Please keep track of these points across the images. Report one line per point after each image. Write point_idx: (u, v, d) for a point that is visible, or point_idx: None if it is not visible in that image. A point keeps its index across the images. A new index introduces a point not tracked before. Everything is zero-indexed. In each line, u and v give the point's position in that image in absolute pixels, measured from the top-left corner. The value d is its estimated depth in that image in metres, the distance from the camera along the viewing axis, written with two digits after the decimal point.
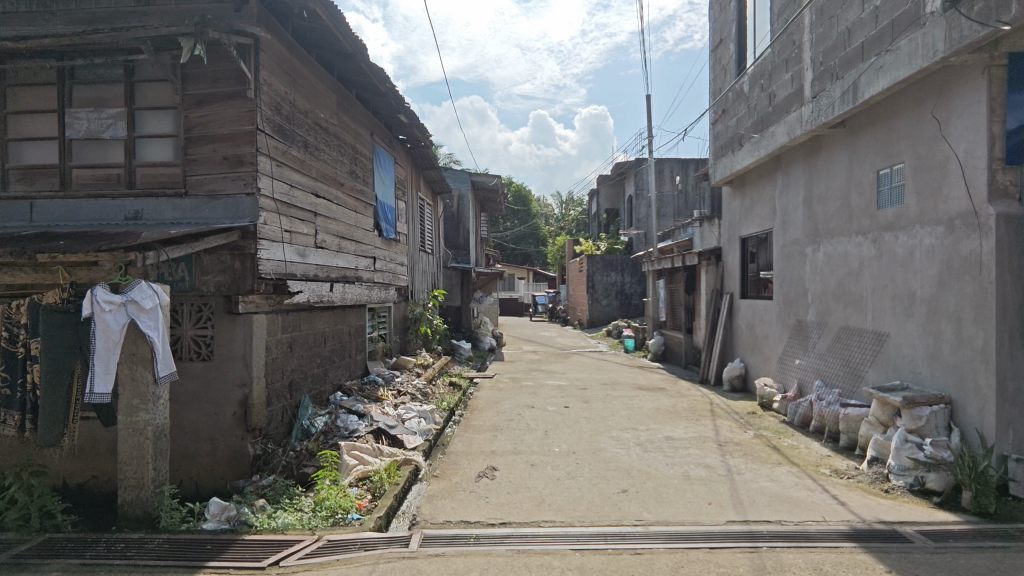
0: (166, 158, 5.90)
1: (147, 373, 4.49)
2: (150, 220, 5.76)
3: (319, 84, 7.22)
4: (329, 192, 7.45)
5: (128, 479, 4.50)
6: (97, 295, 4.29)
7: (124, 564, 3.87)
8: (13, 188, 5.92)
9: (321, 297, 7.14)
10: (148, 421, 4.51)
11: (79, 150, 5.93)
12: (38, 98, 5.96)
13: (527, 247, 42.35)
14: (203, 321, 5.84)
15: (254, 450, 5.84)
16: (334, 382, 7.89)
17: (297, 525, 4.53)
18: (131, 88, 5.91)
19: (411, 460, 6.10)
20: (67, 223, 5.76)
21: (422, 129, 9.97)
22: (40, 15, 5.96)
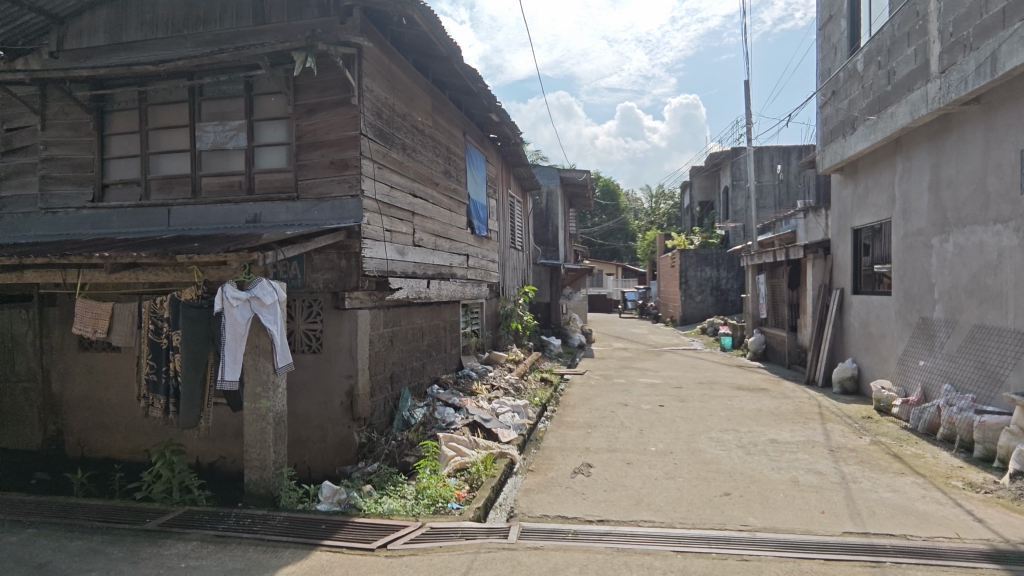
0: (280, 164, 6.35)
1: (268, 364, 4.87)
2: (268, 223, 6.22)
3: (416, 87, 7.48)
4: (425, 191, 7.72)
5: (253, 460, 4.91)
6: (227, 292, 4.70)
7: (251, 538, 4.23)
8: (153, 196, 6.62)
9: (420, 293, 7.42)
10: (269, 408, 4.88)
11: (208, 160, 6.53)
12: (173, 114, 6.63)
13: (616, 242, 41.75)
14: (314, 316, 6.25)
15: (359, 438, 6.19)
16: (431, 375, 8.19)
17: (401, 511, 4.75)
18: (250, 101, 6.42)
19: (506, 453, 6.21)
20: (197, 227, 6.34)
21: (513, 127, 10.07)
22: (174, 40, 6.60)
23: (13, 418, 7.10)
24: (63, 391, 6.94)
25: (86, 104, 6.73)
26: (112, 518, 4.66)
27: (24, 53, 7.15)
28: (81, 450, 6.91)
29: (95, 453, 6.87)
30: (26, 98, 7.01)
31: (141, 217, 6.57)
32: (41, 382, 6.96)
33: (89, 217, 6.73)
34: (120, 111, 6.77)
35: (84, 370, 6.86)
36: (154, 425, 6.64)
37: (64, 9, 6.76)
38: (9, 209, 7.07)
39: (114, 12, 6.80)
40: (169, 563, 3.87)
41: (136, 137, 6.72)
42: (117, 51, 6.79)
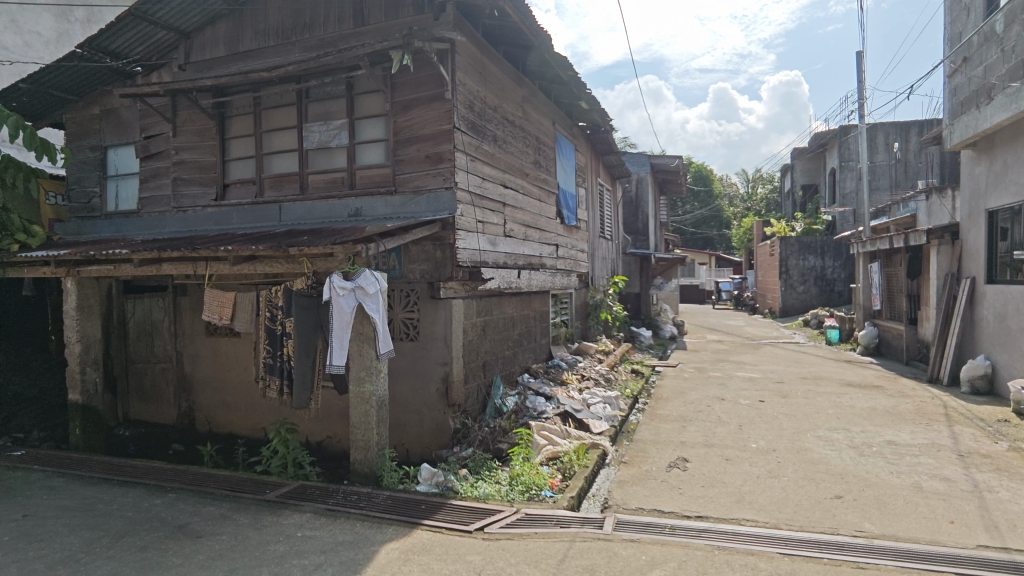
0: (379, 160, 6.63)
1: (371, 350, 5.12)
2: (368, 217, 6.50)
3: (506, 79, 7.54)
4: (516, 182, 7.78)
5: (358, 441, 5.19)
6: (334, 282, 4.99)
7: (359, 513, 4.49)
8: (267, 193, 7.13)
9: (510, 283, 7.51)
10: (372, 392, 5.13)
11: (314, 159, 6.94)
12: (283, 116, 7.10)
13: (708, 231, 40.15)
14: (410, 306, 6.50)
15: (454, 424, 6.38)
16: (522, 364, 8.28)
17: (496, 496, 4.86)
18: (351, 101, 6.74)
19: (598, 445, 6.19)
20: (306, 222, 6.77)
21: (603, 114, 9.90)
22: (283, 47, 7.05)
23: (154, 395, 7.99)
24: (193, 372, 7.69)
25: (209, 112, 7.37)
26: (237, 488, 5.11)
27: (158, 67, 7.94)
28: (208, 425, 7.64)
29: (220, 428, 7.57)
30: (160, 108, 7.78)
31: (256, 213, 7.10)
32: (175, 363, 7.76)
33: (213, 215, 7.37)
34: (238, 116, 7.35)
35: (210, 354, 7.57)
36: (270, 405, 7.20)
37: (190, 25, 7.42)
38: (149, 209, 7.91)
39: (232, 24, 7.38)
40: (287, 532, 4.19)
41: (252, 139, 7.27)
42: (234, 60, 7.36)
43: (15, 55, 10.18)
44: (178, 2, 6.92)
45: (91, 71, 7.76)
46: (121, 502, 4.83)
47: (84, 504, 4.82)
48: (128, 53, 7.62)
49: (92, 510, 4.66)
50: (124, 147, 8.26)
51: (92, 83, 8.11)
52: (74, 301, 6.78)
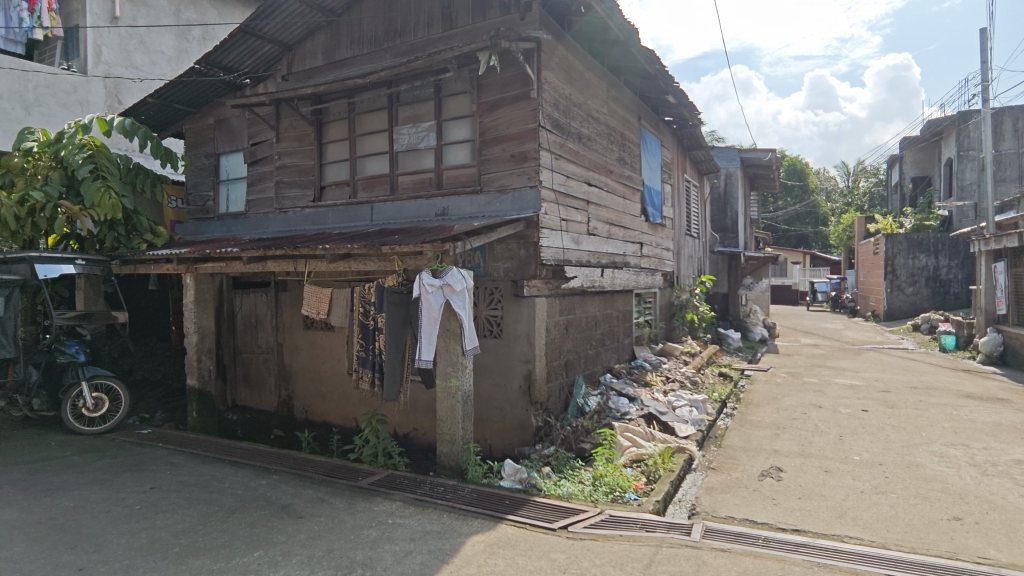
0: (465, 160, 6.77)
1: (457, 346, 5.25)
2: (454, 216, 6.65)
3: (591, 75, 7.48)
4: (600, 179, 7.69)
5: (444, 434, 5.34)
6: (424, 279, 5.15)
7: (445, 504, 4.62)
8: (360, 194, 7.48)
9: (594, 282, 7.45)
10: (458, 387, 5.26)
11: (404, 161, 7.20)
12: (376, 120, 7.42)
13: (803, 227, 37.94)
14: (494, 303, 6.59)
15: (536, 421, 6.41)
16: (604, 364, 8.19)
17: (580, 496, 4.83)
18: (439, 103, 6.93)
19: (685, 449, 6.00)
20: (395, 222, 7.04)
21: (690, 108, 9.58)
22: (376, 53, 7.36)
23: (257, 383, 8.61)
24: (292, 362, 8.21)
25: (309, 118, 7.83)
26: (332, 474, 5.41)
27: (264, 78, 8.53)
28: (305, 413, 8.13)
29: (316, 416, 8.04)
30: (266, 116, 8.36)
31: (350, 213, 7.46)
32: (277, 354, 8.32)
33: (311, 215, 7.83)
34: (334, 121, 7.76)
35: (308, 346, 8.05)
36: (361, 396, 7.56)
37: (293, 37, 7.92)
38: (255, 211, 8.52)
39: (330, 35, 7.80)
40: (379, 518, 4.38)
41: (346, 143, 7.65)
42: (331, 68, 7.77)
43: (143, 73, 11.26)
44: (282, 16, 7.41)
45: (207, 85, 8.47)
46: (231, 481, 5.25)
47: (200, 480, 5.28)
48: (238, 67, 8.24)
49: (207, 487, 5.10)
50: (234, 153, 8.95)
51: (208, 95, 8.85)
52: (192, 295, 7.42)
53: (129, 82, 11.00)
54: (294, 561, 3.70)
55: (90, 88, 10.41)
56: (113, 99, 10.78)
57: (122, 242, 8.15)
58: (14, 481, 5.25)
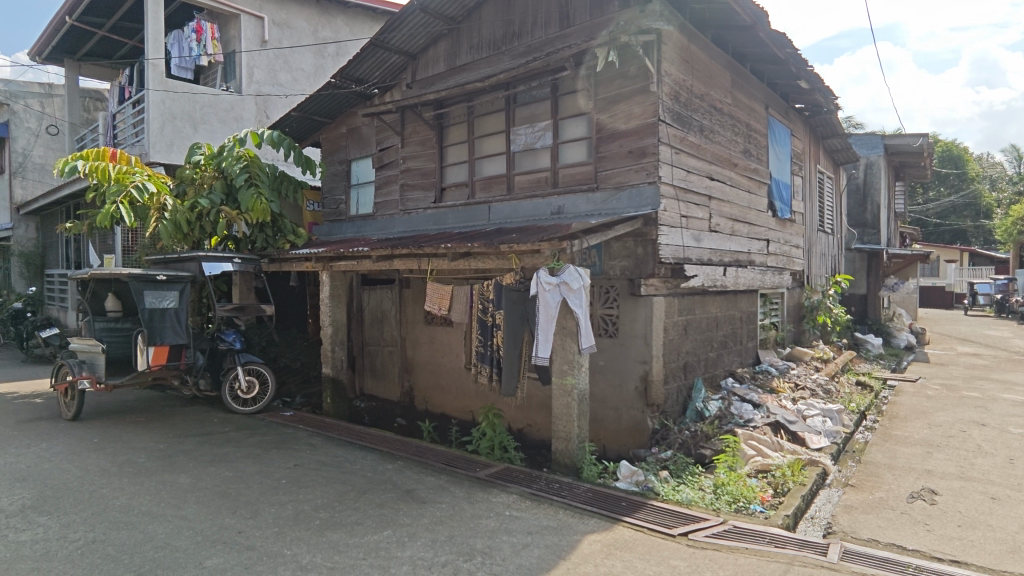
0: (582, 158, 6.74)
1: (574, 344, 5.26)
2: (570, 214, 6.64)
3: (714, 64, 7.15)
4: (723, 173, 7.33)
5: (559, 431, 5.36)
6: (541, 277, 5.22)
7: (561, 501, 4.64)
8: (478, 195, 7.72)
9: (716, 281, 7.11)
10: (574, 385, 5.25)
11: (521, 161, 7.32)
12: (494, 122, 7.61)
13: (960, 221, 33.55)
14: (610, 302, 6.52)
15: (653, 424, 6.24)
16: (726, 367, 7.80)
17: (700, 503, 4.64)
18: (556, 102, 6.96)
19: (818, 462, 5.56)
20: (512, 221, 7.17)
21: (826, 93, 8.83)
22: (495, 56, 7.56)
23: (383, 374, 9.19)
24: (414, 355, 8.67)
25: (432, 123, 8.21)
26: (452, 463, 5.65)
27: (391, 87, 9.07)
28: (426, 404, 8.55)
29: (435, 408, 8.43)
30: (392, 123, 8.89)
31: (468, 214, 7.72)
32: (400, 348, 8.83)
33: (433, 216, 8.20)
34: (454, 125, 8.08)
35: (428, 341, 8.46)
36: (478, 390, 7.81)
37: (417, 46, 8.34)
38: (382, 212, 9.09)
39: (451, 42, 8.12)
40: (497, 510, 4.51)
41: (466, 145, 7.92)
42: (452, 74, 8.09)
43: (287, 89, 12.41)
44: (408, 28, 7.84)
45: (341, 97, 9.17)
46: (362, 464, 5.66)
47: (335, 461, 5.76)
48: (368, 78, 8.84)
49: (341, 468, 5.54)
50: (364, 159, 9.61)
51: (342, 106, 9.59)
52: (328, 290, 8.07)
53: (276, 98, 12.18)
54: (419, 543, 3.91)
55: (244, 105, 11.66)
56: (262, 114, 12.00)
57: (270, 242, 9.09)
58: (186, 451, 6.04)
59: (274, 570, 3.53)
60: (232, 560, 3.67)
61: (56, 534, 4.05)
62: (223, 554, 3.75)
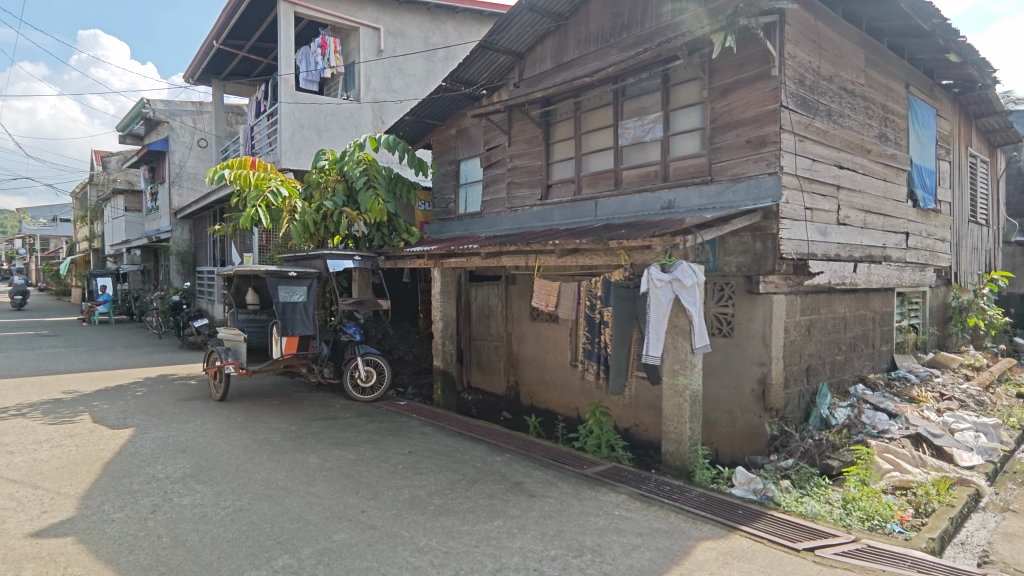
0: (695, 150, 6.48)
1: (686, 344, 5.07)
2: (681, 208, 6.42)
3: (844, 42, 6.58)
4: (854, 160, 6.72)
5: (670, 433, 5.20)
6: (652, 274, 5.07)
7: (672, 504, 4.50)
8: (584, 190, 7.67)
9: (845, 278, 6.54)
10: (686, 385, 5.07)
11: (629, 155, 7.17)
12: (602, 117, 7.52)
13: None
14: (724, 299, 6.21)
15: (771, 430, 5.89)
16: (856, 372, 7.18)
17: (827, 517, 4.30)
18: (667, 93, 6.75)
19: (968, 482, 4.96)
20: (619, 216, 7.06)
21: (982, 66, 7.80)
22: (603, 50, 7.46)
23: (489, 368, 9.42)
24: (520, 351, 8.81)
25: (539, 121, 8.26)
26: (559, 459, 5.67)
27: (498, 87, 9.23)
28: (531, 399, 8.66)
29: (541, 403, 8.51)
30: (500, 123, 9.06)
31: (575, 210, 7.70)
32: (506, 342, 9.00)
33: (539, 213, 8.26)
34: (561, 121, 8.08)
35: (534, 336, 8.55)
36: (583, 387, 7.79)
37: (524, 46, 8.43)
38: (489, 210, 9.29)
39: (558, 39, 8.12)
40: (605, 508, 4.46)
41: (573, 141, 7.90)
42: (559, 71, 8.09)
43: (401, 95, 13.05)
44: (517, 27, 7.95)
45: (452, 99, 9.49)
46: (472, 454, 5.85)
47: (446, 451, 6.00)
48: (477, 79, 9.07)
49: (452, 457, 5.76)
50: (472, 159, 9.88)
51: (452, 108, 9.92)
52: (439, 286, 8.38)
53: (390, 103, 12.85)
54: (529, 535, 3.97)
55: (362, 112, 12.44)
56: (378, 120, 12.73)
57: (386, 240, 9.63)
58: (314, 433, 6.57)
59: (394, 550, 3.75)
60: (357, 537, 3.94)
61: (210, 501, 4.57)
62: (348, 530, 4.03)
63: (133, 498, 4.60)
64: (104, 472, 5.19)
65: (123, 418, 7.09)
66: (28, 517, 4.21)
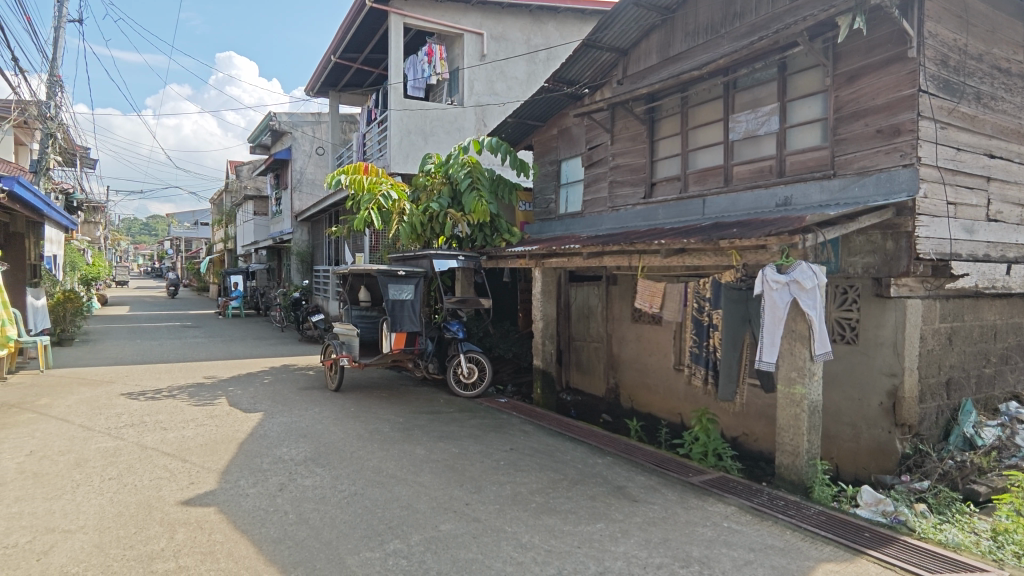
0: (816, 141, 6.03)
1: (805, 350, 4.73)
2: (799, 205, 5.99)
3: (997, 16, 5.85)
4: (1009, 148, 5.94)
5: (786, 445, 4.87)
6: (768, 274, 4.77)
7: (787, 521, 4.22)
8: (691, 188, 7.40)
9: (995, 282, 5.80)
10: (804, 395, 4.72)
11: (741, 149, 6.83)
12: (711, 110, 7.23)
13: None
14: (848, 303, 5.74)
15: (903, 448, 5.36)
16: (1006, 389, 6.36)
17: (973, 549, 3.83)
18: (784, 82, 6.36)
19: None
20: (729, 214, 6.72)
21: None
22: (713, 41, 7.15)
23: (589, 369, 9.35)
24: (621, 352, 8.66)
25: (643, 118, 8.08)
26: (662, 465, 5.50)
27: (601, 86, 9.13)
28: (632, 402, 8.51)
29: (642, 406, 8.33)
30: (602, 121, 8.95)
31: (681, 208, 7.44)
32: (606, 344, 8.88)
33: (642, 212, 8.06)
34: (667, 117, 7.85)
35: (636, 339, 8.37)
36: (688, 392, 7.52)
37: (629, 42, 8.28)
38: (590, 210, 9.20)
39: (664, 32, 7.89)
40: (714, 519, 4.28)
41: (679, 138, 7.65)
42: (666, 65, 7.86)
43: (503, 98, 13.29)
44: (621, 23, 7.82)
45: (554, 100, 9.52)
46: (572, 455, 5.83)
47: (547, 450, 6.03)
48: (580, 79, 9.04)
49: (553, 456, 5.78)
50: (574, 159, 9.85)
51: (554, 109, 9.95)
52: (540, 286, 8.43)
53: (492, 107, 13.12)
54: (633, 541, 3.89)
55: (465, 116, 12.81)
56: (480, 123, 13.05)
57: (487, 240, 9.85)
58: (420, 426, 6.86)
59: (498, 544, 3.82)
60: (462, 528, 4.06)
61: (329, 483, 4.91)
62: (454, 521, 4.17)
63: (263, 476, 5.04)
64: (238, 451, 5.74)
65: (253, 403, 7.81)
66: (179, 487, 4.75)
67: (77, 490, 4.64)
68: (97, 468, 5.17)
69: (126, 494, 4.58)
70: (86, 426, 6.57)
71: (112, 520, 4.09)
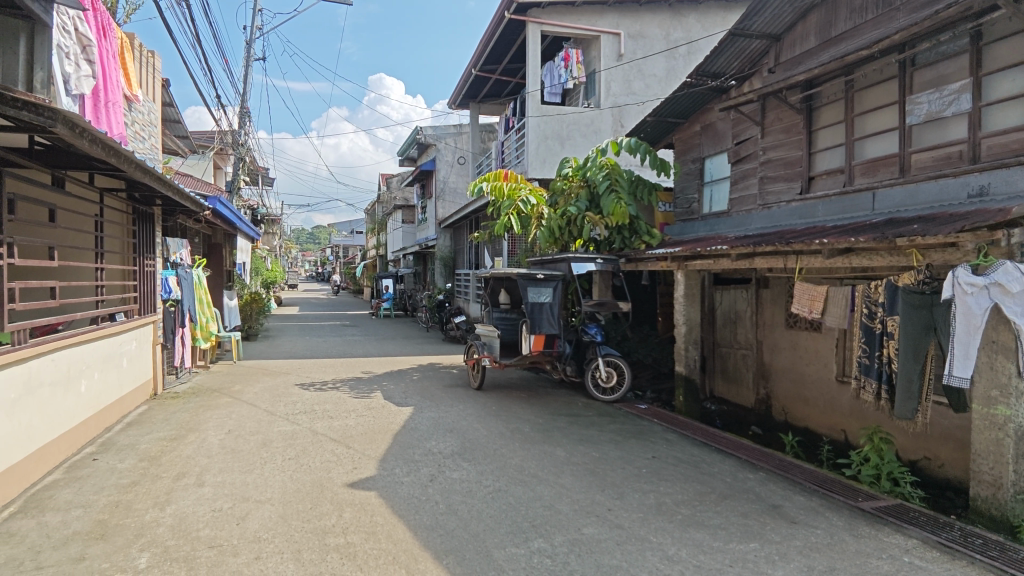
0: (1022, 120, 5.13)
1: (1010, 364, 4.02)
2: (999, 195, 5.13)
3: None
4: None
5: (984, 474, 4.19)
6: (960, 277, 4.18)
7: (988, 563, 3.62)
8: (858, 181, 6.68)
9: None
10: (1008, 418, 4.02)
11: (922, 134, 6.03)
12: (884, 93, 6.48)
13: None
14: None
15: None
16: None
17: None
18: (978, 54, 5.50)
19: None
20: (907, 208, 5.96)
21: None
22: (884, 15, 6.37)
23: (736, 378, 8.82)
24: (773, 361, 8.05)
25: (799, 107, 7.47)
26: (825, 486, 5.00)
27: (749, 76, 8.58)
28: (786, 415, 7.87)
29: (798, 420, 7.68)
30: (751, 114, 8.40)
31: (845, 203, 6.74)
32: (756, 351, 8.32)
33: (798, 209, 7.42)
34: (828, 104, 7.18)
35: (791, 346, 7.74)
36: (854, 407, 6.78)
37: (782, 26, 7.68)
38: (737, 209, 8.66)
39: (825, 11, 7.20)
40: (891, 552, 3.80)
41: (842, 126, 6.95)
42: (826, 48, 7.18)
43: (641, 97, 13.00)
44: (774, 7, 7.28)
45: (696, 95, 9.12)
46: (720, 468, 5.52)
47: (692, 460, 5.77)
48: (726, 71, 8.57)
49: (698, 468, 5.52)
50: (718, 155, 9.35)
51: (697, 105, 9.52)
52: (683, 289, 8.11)
53: (630, 107, 12.90)
54: (793, 566, 3.59)
55: (602, 119, 12.74)
56: (617, 124, 12.90)
57: (626, 242, 9.67)
58: (560, 427, 6.93)
59: (643, 554, 3.72)
60: (605, 534, 4.02)
61: (475, 478, 5.13)
62: (597, 526, 4.15)
63: (416, 467, 5.41)
64: (393, 441, 6.22)
65: (405, 398, 8.42)
66: (345, 470, 5.26)
67: (264, 466, 5.34)
68: (279, 448, 5.90)
69: (302, 472, 5.17)
70: (270, 410, 7.54)
71: (293, 495, 4.64)
